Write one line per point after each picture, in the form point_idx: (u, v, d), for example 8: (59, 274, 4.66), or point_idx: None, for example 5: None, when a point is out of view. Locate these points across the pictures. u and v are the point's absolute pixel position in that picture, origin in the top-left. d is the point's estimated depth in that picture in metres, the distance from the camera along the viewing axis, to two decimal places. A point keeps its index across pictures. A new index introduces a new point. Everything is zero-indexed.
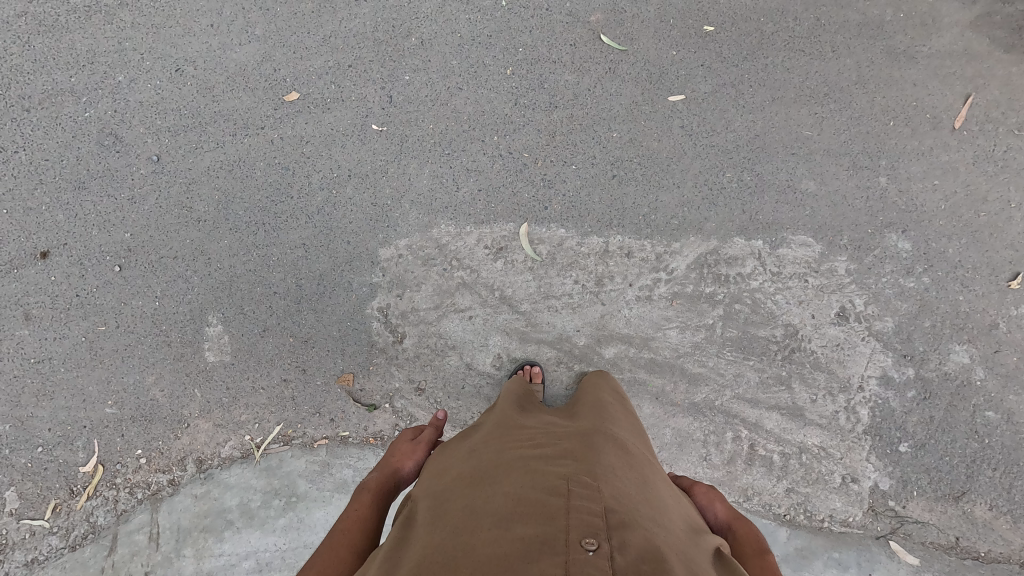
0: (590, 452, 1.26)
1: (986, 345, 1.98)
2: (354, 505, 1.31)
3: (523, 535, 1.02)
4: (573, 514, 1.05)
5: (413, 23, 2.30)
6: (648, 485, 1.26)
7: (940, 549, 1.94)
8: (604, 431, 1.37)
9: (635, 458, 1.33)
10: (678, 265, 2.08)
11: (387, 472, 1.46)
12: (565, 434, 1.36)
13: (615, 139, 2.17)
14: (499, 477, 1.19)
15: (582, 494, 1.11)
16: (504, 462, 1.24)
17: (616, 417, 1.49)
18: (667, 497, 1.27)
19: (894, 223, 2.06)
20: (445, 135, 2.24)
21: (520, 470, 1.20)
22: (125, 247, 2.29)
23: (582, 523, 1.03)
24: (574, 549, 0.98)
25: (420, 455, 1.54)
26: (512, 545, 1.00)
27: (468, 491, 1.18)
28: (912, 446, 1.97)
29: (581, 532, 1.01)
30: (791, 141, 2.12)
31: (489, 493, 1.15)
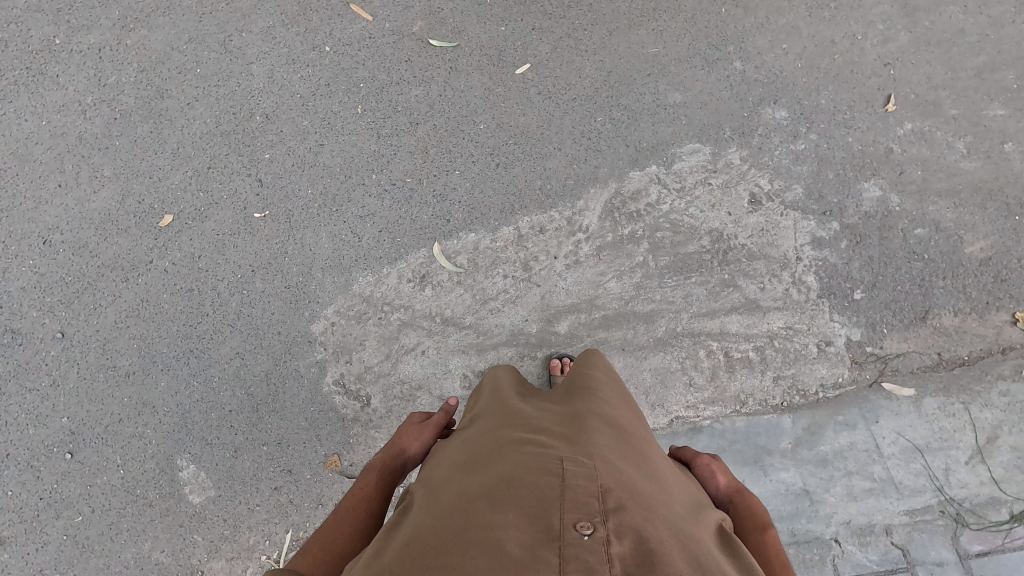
0: (585, 433, 1.23)
1: (890, 171, 2.04)
2: (358, 485, 1.31)
3: (518, 522, 0.98)
4: (568, 498, 1.01)
5: (252, 103, 2.29)
6: (645, 464, 1.22)
7: (929, 371, 1.93)
8: (601, 412, 1.34)
9: (633, 438, 1.29)
10: (592, 220, 2.10)
11: (395, 450, 1.41)
12: (561, 418, 1.32)
13: (484, 130, 2.18)
14: (495, 461, 1.15)
15: (578, 474, 1.07)
16: (499, 447, 1.20)
17: (614, 397, 1.45)
18: (666, 476, 1.24)
19: (764, 98, 2.11)
20: (326, 193, 2.22)
21: (515, 454, 1.16)
22: (68, 431, 2.21)
23: (577, 506, 1.00)
24: (568, 534, 0.94)
25: (429, 436, 1.47)
26: (506, 530, 0.96)
27: (464, 476, 1.14)
28: (865, 290, 2.00)
29: (577, 516, 0.98)
30: (642, 63, 2.15)
31: (485, 477, 1.11)
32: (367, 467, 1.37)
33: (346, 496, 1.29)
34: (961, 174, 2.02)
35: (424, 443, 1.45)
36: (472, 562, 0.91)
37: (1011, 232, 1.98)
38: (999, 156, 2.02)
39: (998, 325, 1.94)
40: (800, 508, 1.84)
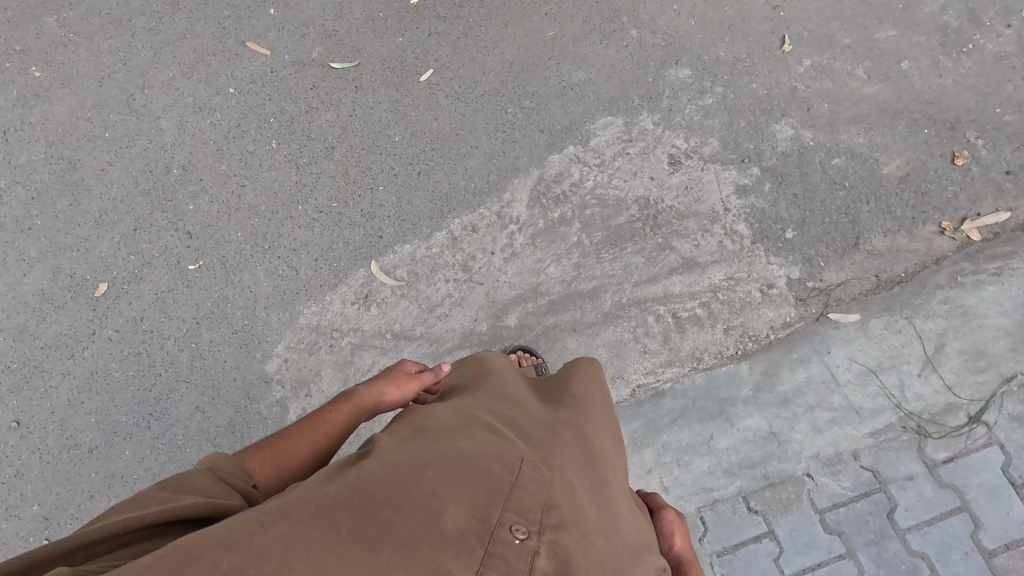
0: (560, 437, 1.06)
1: (799, 109, 2.07)
2: (331, 409, 1.33)
3: (457, 500, 0.82)
4: (517, 495, 0.85)
5: (167, 157, 2.28)
6: (609, 491, 1.05)
7: (870, 294, 1.94)
8: (585, 423, 1.16)
9: (607, 462, 1.12)
10: (521, 210, 2.11)
11: (375, 389, 1.39)
12: (541, 415, 1.15)
13: (400, 141, 2.19)
14: (459, 434, 1.00)
15: (536, 475, 0.91)
16: (470, 425, 1.04)
17: (605, 417, 1.27)
18: (627, 514, 1.06)
19: (665, 60, 2.13)
20: (256, 233, 2.21)
21: (482, 432, 1.01)
22: (41, 517, 2.17)
23: (521, 507, 0.84)
24: (500, 533, 0.78)
25: (413, 389, 1.42)
26: (442, 503, 0.81)
27: (425, 437, 0.99)
28: (796, 227, 2.01)
29: (518, 515, 0.82)
30: (542, 49, 2.18)
31: (445, 445, 0.95)
32: (344, 395, 1.39)
33: (315, 415, 1.33)
34: (865, 99, 2.06)
35: (404, 396, 1.40)
36: (400, 523, 0.76)
37: (923, 145, 2.01)
38: (898, 75, 2.06)
39: (928, 237, 1.96)
40: (770, 451, 1.85)
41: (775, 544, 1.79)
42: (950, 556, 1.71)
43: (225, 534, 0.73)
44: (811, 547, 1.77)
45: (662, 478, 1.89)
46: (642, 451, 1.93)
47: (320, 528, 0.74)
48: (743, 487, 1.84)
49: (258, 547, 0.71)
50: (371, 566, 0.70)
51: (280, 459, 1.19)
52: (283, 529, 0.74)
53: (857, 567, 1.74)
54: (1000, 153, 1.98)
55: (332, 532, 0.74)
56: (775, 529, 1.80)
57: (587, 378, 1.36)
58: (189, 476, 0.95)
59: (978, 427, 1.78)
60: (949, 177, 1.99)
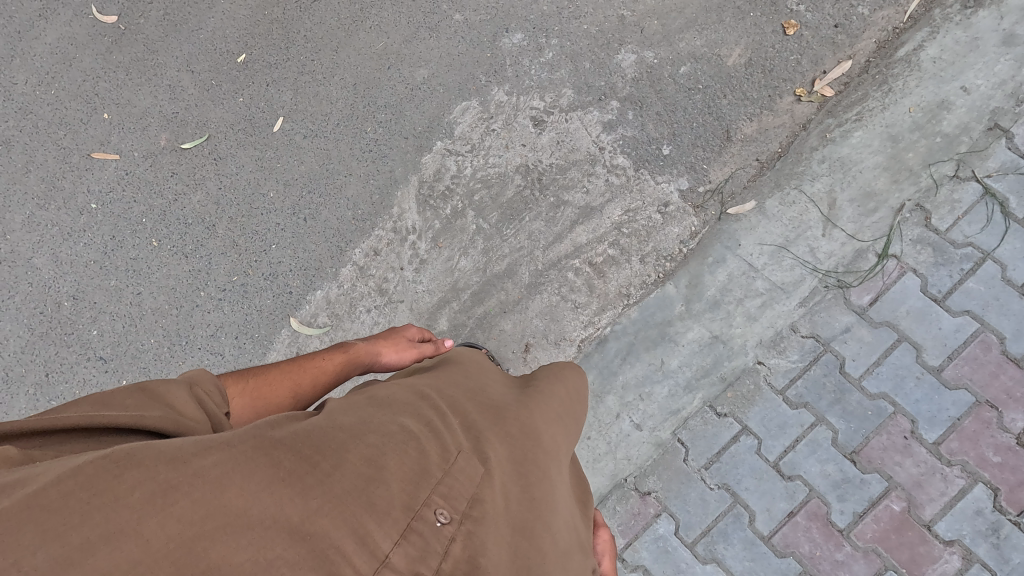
0: (515, 418, 1.02)
1: (633, 33, 2.13)
2: (329, 355, 1.41)
3: (390, 474, 0.81)
4: (446, 481, 0.84)
5: (54, 292, 2.21)
6: (553, 476, 1.03)
7: (757, 178, 2.01)
8: (549, 406, 1.11)
9: (560, 453, 1.08)
10: (413, 219, 2.12)
11: (374, 347, 1.48)
12: (501, 393, 1.11)
13: (276, 195, 2.17)
14: (413, 404, 0.96)
15: (472, 458, 0.89)
16: (428, 394, 1.00)
17: (575, 406, 1.20)
18: (565, 508, 1.05)
19: (496, 31, 2.18)
20: (169, 333, 2.16)
21: (432, 404, 0.97)
22: None
23: (446, 492, 0.83)
24: (417, 519, 0.79)
25: (410, 357, 1.51)
26: (375, 476, 0.80)
27: (377, 401, 0.96)
28: (670, 142, 2.07)
29: (445, 501, 0.82)
30: (378, 61, 2.21)
31: (395, 412, 0.92)
32: (340, 344, 1.46)
33: (308, 358, 1.38)
34: (689, 4, 2.13)
35: (399, 361, 1.50)
36: (335, 478, 0.78)
37: (754, 27, 2.09)
38: None
39: (789, 108, 2.04)
40: (719, 354, 1.90)
41: (753, 438, 1.84)
42: (906, 386, 1.79)
43: (171, 448, 0.74)
44: (785, 427, 1.83)
45: (632, 416, 1.92)
46: (606, 399, 1.95)
47: (260, 463, 0.76)
48: (706, 396, 1.88)
49: (198, 468, 0.73)
50: (299, 509, 0.73)
51: (262, 392, 1.22)
52: (227, 456, 0.75)
53: (831, 428, 1.80)
54: (823, 11, 2.07)
55: (270, 472, 0.76)
56: (748, 423, 1.85)
57: (565, 370, 1.26)
58: (168, 386, 0.91)
59: (889, 262, 1.86)
60: (786, 48, 2.07)
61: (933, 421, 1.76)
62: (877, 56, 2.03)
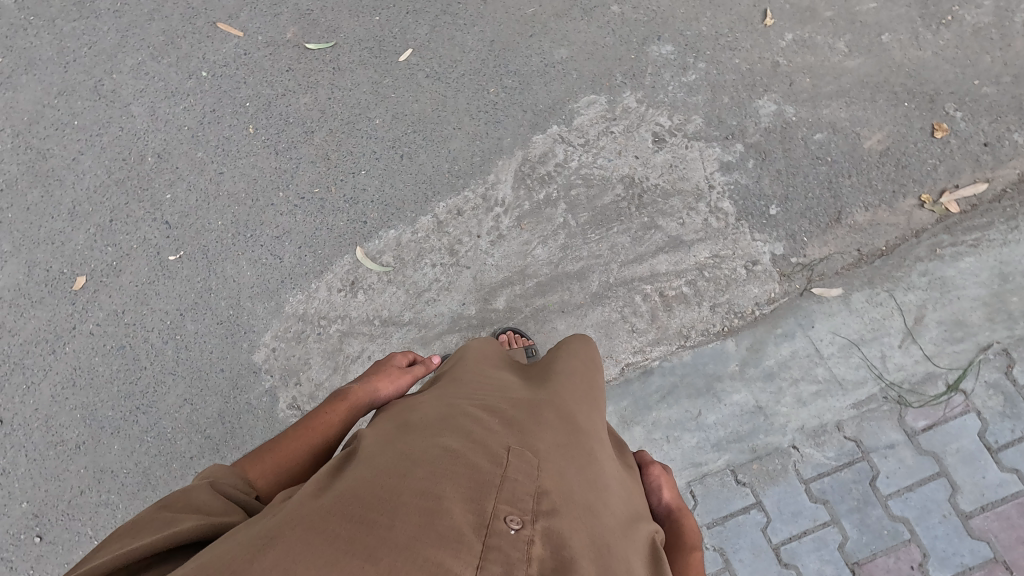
0: (548, 418, 1.07)
1: (781, 84, 2.07)
2: (326, 410, 1.41)
3: (448, 496, 0.84)
4: (504, 488, 0.87)
5: (140, 145, 2.23)
6: (600, 464, 1.08)
7: (852, 268, 1.97)
8: (570, 394, 1.18)
9: (597, 436, 1.14)
10: (506, 193, 2.10)
11: (370, 385, 1.51)
12: (524, 393, 1.17)
13: (381, 124, 2.16)
14: (447, 424, 1.01)
15: (523, 462, 0.93)
16: (455, 414, 1.04)
17: (592, 378, 1.28)
18: (615, 487, 1.10)
19: (648, 36, 2.12)
20: (237, 221, 2.18)
21: (465, 420, 1.02)
22: (32, 513, 2.18)
23: (510, 496, 0.86)
24: (494, 529, 0.81)
25: (402, 383, 1.58)
26: (437, 501, 0.83)
27: (411, 432, 1.00)
28: (779, 204, 2.03)
29: (511, 506, 0.85)
30: (522, 26, 2.16)
31: (435, 437, 0.97)
32: (337, 394, 1.47)
33: (309, 419, 1.38)
34: (847, 73, 2.06)
35: (396, 389, 1.55)
36: (396, 528, 0.77)
37: (903, 118, 2.03)
38: (878, 48, 2.06)
39: (908, 210, 1.99)
40: (757, 425, 1.89)
41: (763, 515, 1.85)
42: (930, 519, 1.78)
43: (220, 562, 0.71)
44: (797, 516, 1.83)
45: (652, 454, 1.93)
46: (632, 429, 1.96)
47: (318, 541, 0.74)
48: (731, 460, 1.88)
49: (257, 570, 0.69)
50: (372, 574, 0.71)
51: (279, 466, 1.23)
52: (280, 548, 0.73)
53: (842, 533, 1.80)
54: (978, 125, 2.00)
55: (331, 546, 0.73)
56: (763, 499, 1.85)
57: (572, 349, 1.35)
58: (189, 494, 0.99)
59: (956, 395, 1.83)
60: (928, 150, 2.01)
61: (944, 562, 1.76)
62: (1015, 188, 1.96)
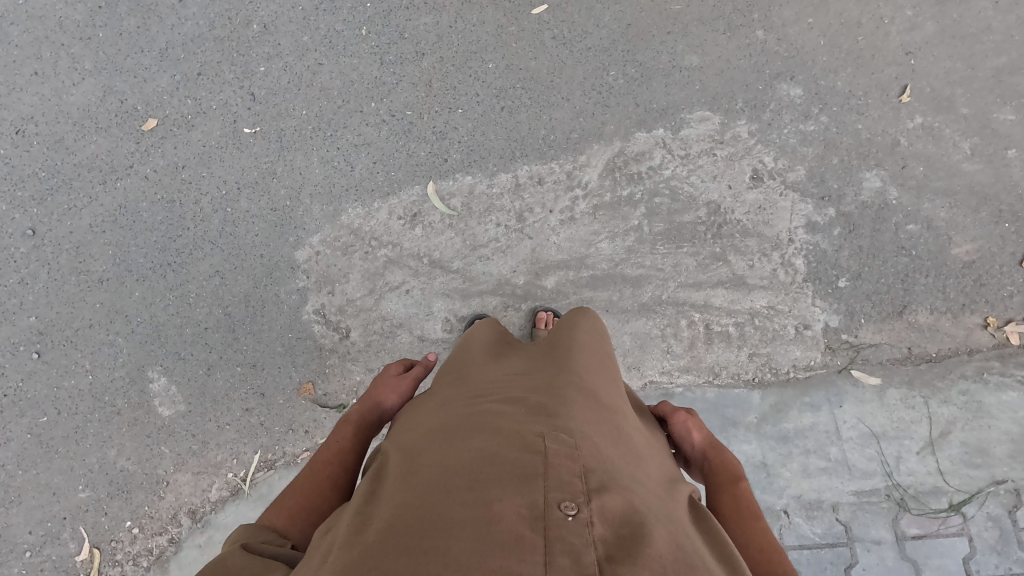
0: (572, 399, 1.08)
1: (893, 164, 2.03)
2: (334, 439, 1.34)
3: (495, 498, 0.85)
4: (549, 476, 0.89)
5: (249, 9, 2.17)
6: (631, 441, 1.09)
7: (897, 363, 1.98)
8: (585, 367, 1.19)
9: (620, 411, 1.15)
10: (591, 178, 2.07)
11: (368, 401, 1.43)
12: (542, 373, 1.18)
13: (492, 70, 2.11)
14: (474, 428, 1.03)
15: (560, 447, 0.94)
16: (479, 416, 1.06)
17: (600, 347, 1.29)
18: (648, 456, 1.11)
19: (782, 72, 2.06)
20: (321, 117, 2.14)
21: (491, 419, 1.04)
22: (36, 330, 2.18)
23: (558, 484, 0.88)
24: (551, 517, 0.82)
25: (404, 388, 1.47)
26: (486, 508, 0.84)
27: (439, 442, 1.02)
28: (850, 279, 2.01)
29: (561, 493, 0.86)
30: (662, 20, 2.09)
31: (466, 443, 0.99)
32: (342, 421, 1.39)
33: (321, 452, 1.32)
34: (962, 175, 2.02)
35: (400, 396, 1.45)
36: (453, 548, 0.79)
37: (999, 237, 2.00)
38: (999, 162, 2.02)
39: (969, 328, 1.99)
40: (757, 479, 1.92)
41: None
42: None
43: None
44: None
45: None
46: None
47: None
48: None
49: None
50: None
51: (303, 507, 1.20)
52: None
53: None
54: None
55: None
56: None
57: (573, 319, 1.36)
58: (226, 562, 1.01)
59: (955, 515, 1.86)
60: (1011, 276, 2.00)
61: None
62: None
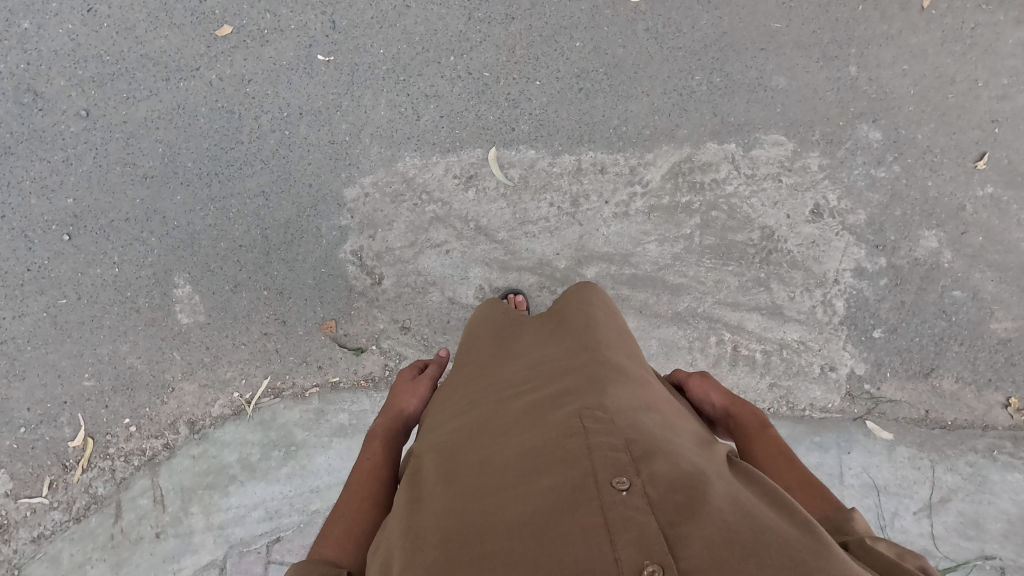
0: (599, 373, 1.08)
1: (954, 228, 2.02)
2: (365, 455, 1.28)
3: (546, 490, 0.86)
4: (595, 454, 0.89)
5: None
6: (662, 409, 1.09)
7: (912, 423, 2.00)
8: (602, 341, 1.19)
9: (644, 378, 1.16)
10: (653, 178, 2.05)
11: (391, 411, 1.39)
12: (563, 352, 1.18)
13: (578, 49, 2.07)
14: (508, 425, 1.04)
15: (598, 422, 0.95)
16: (511, 412, 1.06)
17: (611, 318, 1.30)
18: (680, 419, 1.11)
19: (865, 113, 2.04)
20: (397, 59, 2.10)
21: (525, 414, 1.04)
22: (71, 213, 2.16)
23: (605, 460, 0.88)
24: (608, 496, 0.83)
25: (424, 390, 1.46)
26: (539, 501, 0.85)
27: (476, 444, 1.02)
28: (885, 331, 2.01)
29: (610, 470, 0.86)
30: (758, 35, 2.05)
31: (505, 442, 0.99)
32: (369, 436, 1.34)
33: (354, 472, 1.25)
34: (1018, 253, 2.01)
35: (421, 400, 1.43)
36: (517, 548, 0.79)
37: None
38: None
39: (989, 403, 2.00)
40: None
41: None
42: None
43: None
44: None
45: None
46: None
47: None
48: None
49: None
50: None
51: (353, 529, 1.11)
52: None
53: None
54: None
55: None
56: None
57: (576, 292, 1.36)
58: None
59: None
60: None
61: None
62: None
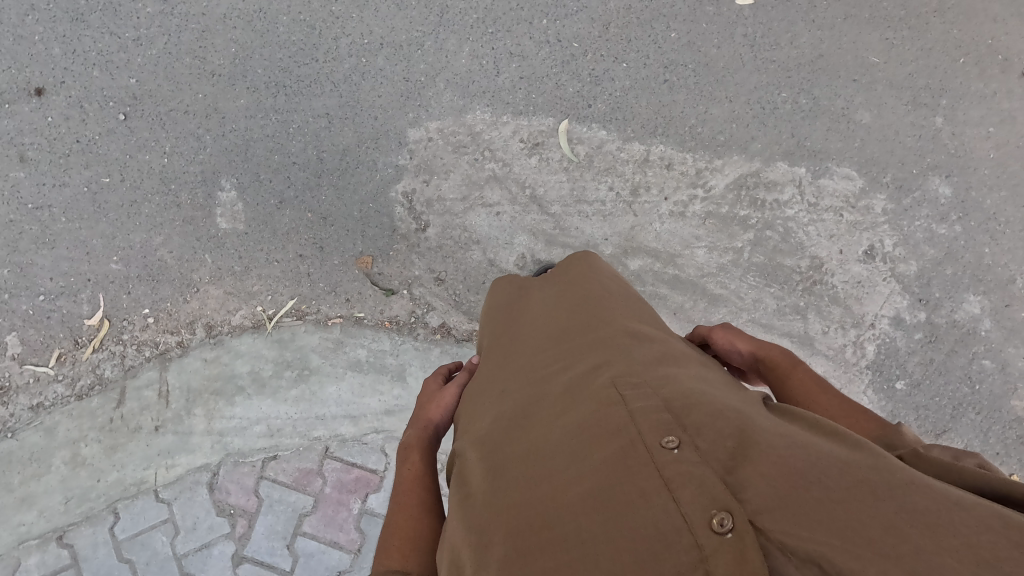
0: (625, 347, 1.09)
1: (999, 298, 2.02)
2: (404, 468, 1.23)
3: (596, 464, 0.86)
4: (638, 420, 0.89)
5: None
6: (690, 367, 1.09)
7: None
8: (621, 317, 1.20)
9: (668, 341, 1.16)
10: (717, 185, 2.03)
11: (423, 418, 1.34)
12: (586, 329, 1.19)
13: (672, 40, 2.04)
14: (545, 407, 1.03)
15: (635, 392, 0.95)
16: (546, 393, 1.06)
17: (623, 295, 1.31)
18: (708, 369, 1.11)
19: (940, 166, 2.02)
20: (489, 11, 2.07)
21: (559, 393, 1.04)
22: (131, 93, 2.13)
23: (647, 423, 0.88)
24: (659, 456, 0.82)
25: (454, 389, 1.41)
26: (593, 476, 0.84)
27: (517, 429, 1.02)
28: (907, 384, 2.03)
29: (654, 431, 0.86)
30: (853, 66, 2.03)
31: (545, 424, 0.99)
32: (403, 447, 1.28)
33: (396, 487, 1.20)
34: None
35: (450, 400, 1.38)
36: (581, 526, 0.78)
37: None
38: None
39: None
40: None
41: None
42: None
43: None
44: None
45: None
46: None
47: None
48: None
49: None
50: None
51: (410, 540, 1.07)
52: None
53: None
54: None
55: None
56: None
57: (582, 272, 1.38)
58: None
59: None
60: None
61: None
62: None
